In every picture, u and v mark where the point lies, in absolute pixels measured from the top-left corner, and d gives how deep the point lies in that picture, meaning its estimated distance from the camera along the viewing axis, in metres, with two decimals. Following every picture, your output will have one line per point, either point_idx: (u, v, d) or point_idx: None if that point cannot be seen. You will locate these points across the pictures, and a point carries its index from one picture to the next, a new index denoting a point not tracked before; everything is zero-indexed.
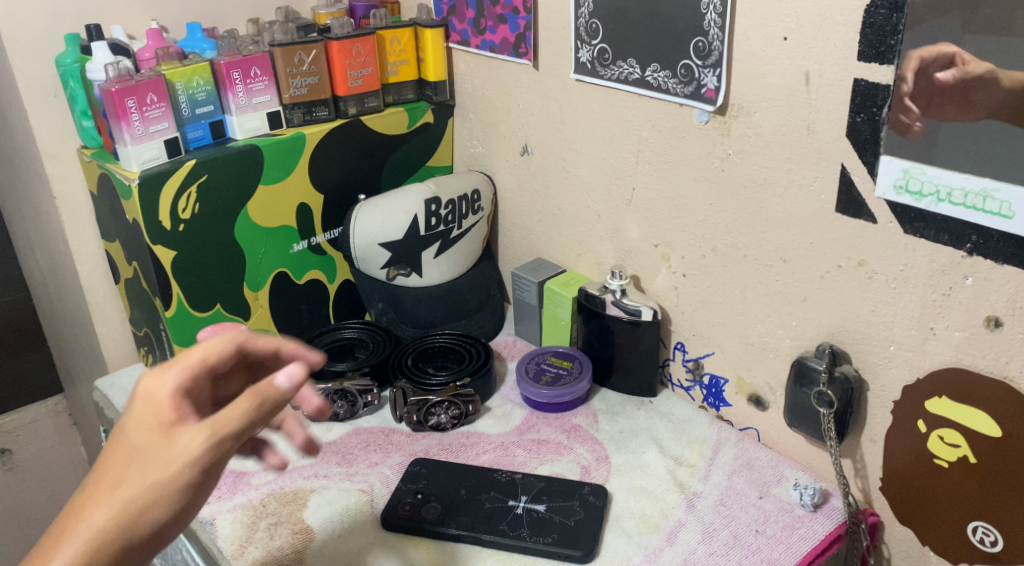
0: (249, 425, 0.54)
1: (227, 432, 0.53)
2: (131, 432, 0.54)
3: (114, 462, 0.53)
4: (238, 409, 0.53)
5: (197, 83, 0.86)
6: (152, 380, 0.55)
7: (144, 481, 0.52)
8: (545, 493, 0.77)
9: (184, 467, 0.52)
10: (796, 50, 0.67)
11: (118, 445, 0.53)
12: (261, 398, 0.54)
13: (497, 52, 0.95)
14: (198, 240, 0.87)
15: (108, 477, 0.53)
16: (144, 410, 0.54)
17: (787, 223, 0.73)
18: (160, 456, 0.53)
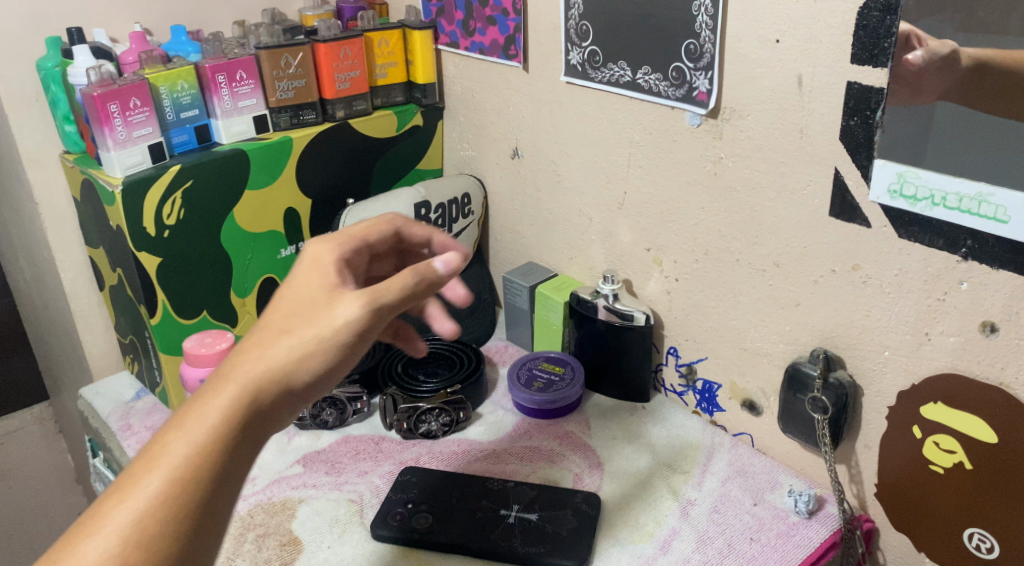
0: (408, 296, 0.57)
1: (389, 301, 0.56)
2: (300, 288, 0.57)
3: (280, 311, 0.56)
4: (398, 279, 0.57)
5: (181, 87, 0.84)
6: (319, 251, 0.60)
7: (311, 329, 0.55)
8: (538, 502, 0.76)
9: (345, 320, 0.55)
10: (788, 53, 0.66)
11: (283, 300, 0.57)
12: (421, 274, 0.57)
13: (486, 54, 0.94)
14: (183, 246, 0.86)
15: (271, 326, 0.55)
16: (310, 275, 0.58)
17: (780, 227, 0.72)
18: (318, 315, 0.55)
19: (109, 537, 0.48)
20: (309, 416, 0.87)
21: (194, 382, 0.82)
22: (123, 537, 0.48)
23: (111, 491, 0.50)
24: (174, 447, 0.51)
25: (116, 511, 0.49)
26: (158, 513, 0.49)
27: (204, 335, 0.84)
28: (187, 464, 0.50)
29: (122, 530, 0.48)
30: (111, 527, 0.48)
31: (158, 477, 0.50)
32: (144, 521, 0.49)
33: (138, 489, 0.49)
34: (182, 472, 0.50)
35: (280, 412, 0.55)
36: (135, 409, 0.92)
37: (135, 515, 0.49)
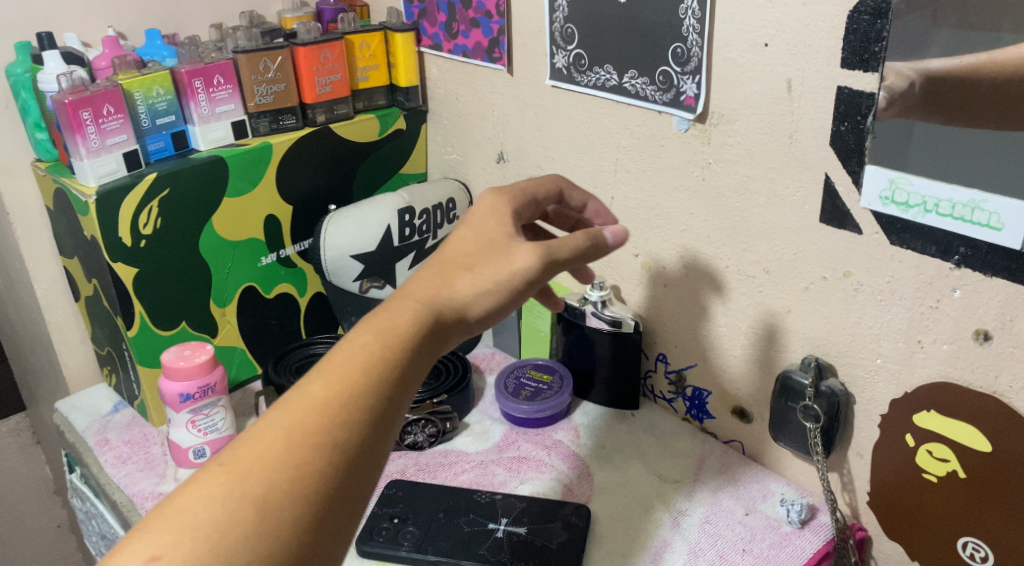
0: (580, 253, 0.58)
1: (562, 254, 0.57)
2: (480, 229, 0.58)
3: (462, 248, 0.57)
4: (573, 238, 0.58)
5: (157, 93, 0.82)
6: (493, 199, 0.61)
7: (492, 267, 0.55)
8: (526, 515, 0.74)
9: (526, 260, 0.55)
10: (777, 57, 0.65)
11: (463, 239, 0.57)
12: (592, 236, 0.59)
13: (470, 57, 0.92)
14: (161, 256, 0.84)
15: (451, 261, 0.56)
16: (483, 217, 0.59)
17: (769, 233, 0.71)
18: (499, 257, 0.56)
19: (311, 411, 0.46)
20: None
21: (172, 395, 0.80)
22: (323, 411, 0.46)
23: (313, 374, 0.48)
24: (369, 342, 0.49)
25: (319, 396, 0.47)
26: (358, 403, 0.47)
27: (183, 347, 0.82)
28: (384, 362, 0.49)
29: (324, 415, 0.46)
30: (315, 410, 0.46)
31: (360, 370, 0.48)
32: (344, 410, 0.47)
33: (340, 379, 0.48)
34: (385, 369, 0.49)
35: (452, 343, 0.54)
36: (113, 423, 0.90)
37: (340, 404, 0.47)
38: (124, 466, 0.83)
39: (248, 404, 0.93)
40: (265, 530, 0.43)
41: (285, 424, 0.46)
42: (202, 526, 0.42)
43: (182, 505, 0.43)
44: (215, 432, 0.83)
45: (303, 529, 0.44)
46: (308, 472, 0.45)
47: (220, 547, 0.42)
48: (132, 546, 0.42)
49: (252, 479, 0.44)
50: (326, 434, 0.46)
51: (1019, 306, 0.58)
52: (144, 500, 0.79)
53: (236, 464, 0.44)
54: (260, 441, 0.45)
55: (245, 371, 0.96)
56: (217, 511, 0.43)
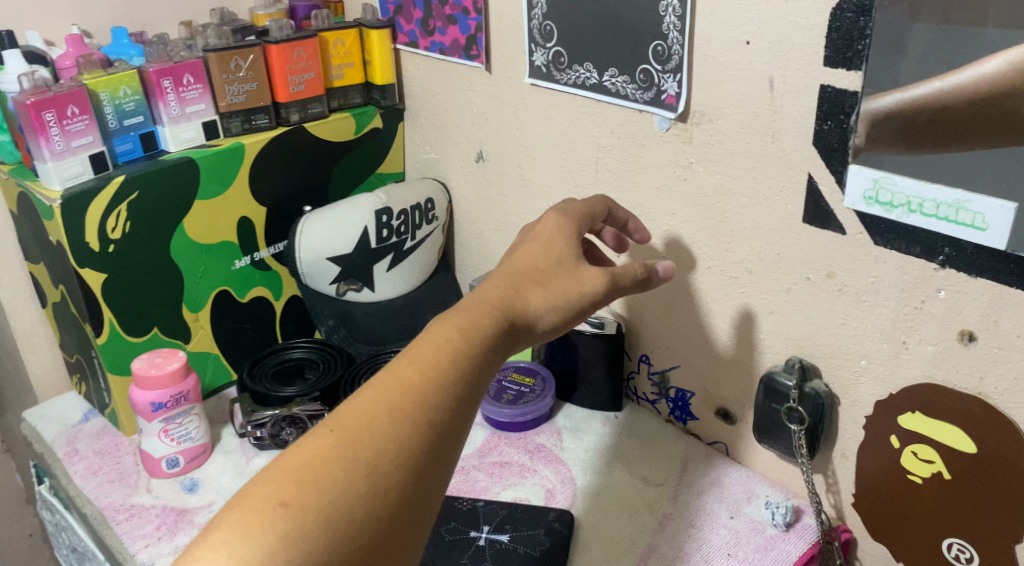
0: (636, 283, 0.61)
1: (624, 280, 0.60)
2: (552, 241, 0.60)
3: (535, 258, 0.59)
4: (634, 266, 0.61)
5: (124, 93, 0.80)
6: (558, 215, 0.64)
7: (564, 282, 0.58)
8: (509, 522, 0.74)
9: (594, 280, 0.58)
10: (759, 55, 0.64)
11: (536, 249, 0.60)
12: (649, 268, 0.63)
13: (447, 55, 0.90)
14: (131, 261, 0.82)
15: (525, 271, 0.58)
16: (553, 232, 0.62)
17: (752, 234, 0.70)
18: (569, 276, 0.58)
19: (402, 389, 0.48)
20: (269, 437, 0.84)
21: (144, 404, 0.77)
22: (414, 390, 0.48)
23: (401, 358, 0.50)
24: (454, 333, 0.51)
25: (416, 376, 0.48)
26: (452, 387, 0.49)
27: (154, 354, 0.80)
28: (472, 353, 0.51)
29: (424, 393, 0.48)
30: (414, 389, 0.48)
31: (452, 358, 0.50)
32: (441, 391, 0.48)
33: (435, 362, 0.49)
34: (473, 358, 0.51)
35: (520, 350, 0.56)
36: (83, 432, 0.87)
37: (436, 385, 0.48)
38: (94, 477, 0.81)
39: (224, 411, 0.91)
40: (379, 494, 0.44)
41: (389, 397, 0.47)
42: (322, 483, 0.43)
43: (299, 462, 0.44)
44: (189, 441, 0.81)
45: (407, 498, 0.45)
46: (413, 445, 0.46)
47: (340, 501, 0.43)
48: (252, 500, 0.43)
49: (363, 445, 0.45)
50: (427, 411, 0.47)
51: (1004, 307, 0.57)
52: (115, 512, 0.77)
53: (346, 429, 0.46)
54: (366, 411, 0.46)
55: (220, 377, 0.94)
56: (334, 469, 0.44)
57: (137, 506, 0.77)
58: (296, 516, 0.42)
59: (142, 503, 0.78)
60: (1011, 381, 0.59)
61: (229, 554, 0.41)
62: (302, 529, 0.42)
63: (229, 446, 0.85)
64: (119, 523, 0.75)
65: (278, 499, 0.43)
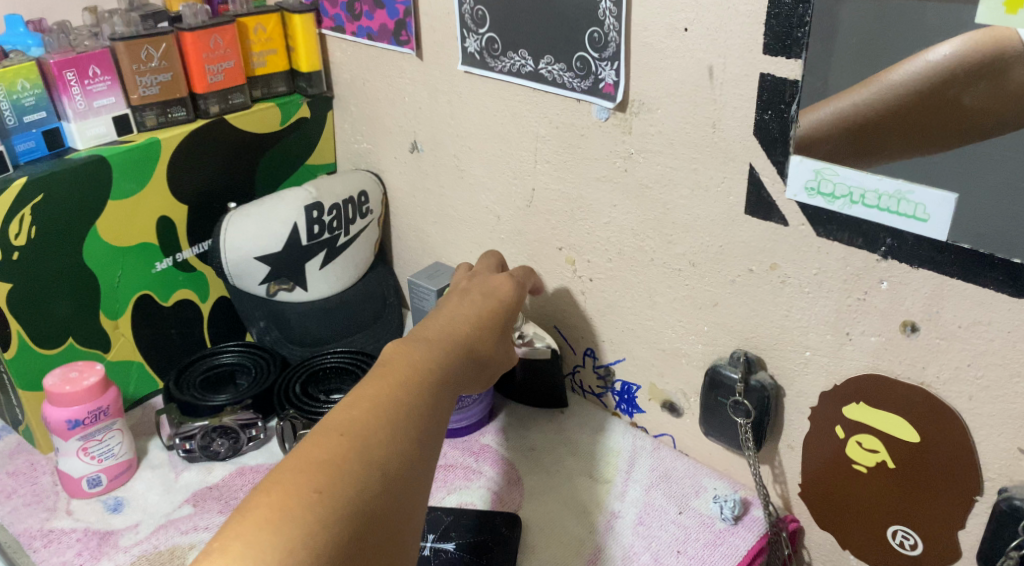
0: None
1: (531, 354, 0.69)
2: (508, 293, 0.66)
3: (488, 305, 0.64)
4: None
5: (22, 87, 0.74)
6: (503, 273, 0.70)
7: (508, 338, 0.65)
8: (454, 529, 0.71)
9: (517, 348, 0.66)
10: (697, 42, 0.62)
11: (487, 296, 0.65)
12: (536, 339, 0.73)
13: (375, 40, 0.86)
14: (38, 268, 0.76)
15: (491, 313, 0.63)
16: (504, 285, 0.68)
17: (694, 226, 0.68)
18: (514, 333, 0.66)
19: (398, 397, 0.51)
20: (199, 449, 0.80)
21: (58, 423, 0.72)
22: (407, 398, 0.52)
23: (384, 372, 0.53)
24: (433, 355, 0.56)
25: (408, 392, 0.52)
26: (435, 406, 0.53)
27: (69, 368, 0.75)
28: (447, 382, 0.55)
29: (413, 401, 0.52)
30: (406, 403, 0.51)
31: (434, 382, 0.54)
32: (428, 410, 0.52)
33: (421, 383, 0.53)
34: (445, 386, 0.55)
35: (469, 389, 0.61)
36: None
37: (423, 402, 0.52)
38: (8, 501, 0.76)
39: (149, 422, 0.86)
40: (387, 494, 0.47)
41: (387, 408, 0.50)
42: (344, 477, 0.46)
43: (318, 460, 0.46)
44: (111, 458, 0.76)
45: (404, 501, 0.49)
46: (408, 455, 0.50)
47: (360, 496, 0.46)
48: (282, 490, 0.44)
49: (372, 450, 0.48)
50: (417, 424, 0.51)
51: (947, 297, 0.57)
52: (31, 539, 0.72)
53: (356, 434, 0.48)
54: (370, 417, 0.49)
55: (144, 386, 0.89)
56: (352, 469, 0.46)
57: (56, 530, 0.72)
58: (327, 503, 0.45)
59: (62, 528, 0.73)
60: (952, 370, 0.59)
61: (269, 536, 0.43)
62: (335, 518, 0.44)
63: (157, 460, 0.81)
64: (37, 551, 0.71)
65: (307, 487, 0.45)
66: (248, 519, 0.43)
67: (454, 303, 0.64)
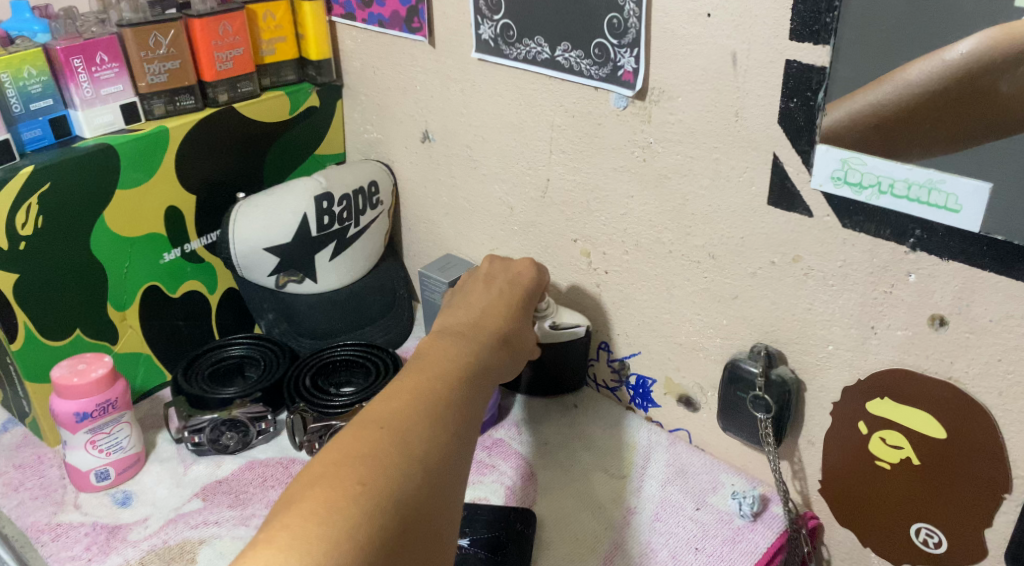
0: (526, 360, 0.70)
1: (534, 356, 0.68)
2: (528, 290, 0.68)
3: (494, 303, 0.64)
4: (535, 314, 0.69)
5: (28, 74, 0.73)
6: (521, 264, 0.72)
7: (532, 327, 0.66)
8: (468, 524, 0.70)
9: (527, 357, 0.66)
10: (721, 28, 0.60)
11: (496, 295, 0.66)
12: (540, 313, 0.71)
13: (387, 28, 0.85)
14: (45, 257, 0.75)
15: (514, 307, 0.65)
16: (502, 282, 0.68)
17: (714, 217, 0.67)
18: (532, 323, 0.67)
19: (435, 388, 0.51)
20: (208, 442, 0.78)
21: (66, 416, 0.71)
22: (444, 390, 0.52)
23: (417, 368, 0.53)
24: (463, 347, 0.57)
25: (445, 386, 0.52)
26: (470, 397, 0.53)
27: (77, 360, 0.74)
28: (481, 372, 0.55)
29: (451, 394, 0.52)
30: (444, 398, 0.51)
31: (470, 371, 0.54)
32: (463, 402, 0.52)
33: (457, 375, 0.53)
34: (480, 376, 0.55)
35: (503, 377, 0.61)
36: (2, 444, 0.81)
37: (459, 395, 0.52)
38: (16, 495, 0.75)
39: (157, 415, 0.85)
40: (430, 486, 0.46)
41: (426, 401, 0.50)
42: (387, 470, 0.45)
43: (360, 450, 0.46)
44: (119, 451, 0.75)
45: (446, 493, 0.48)
46: (448, 446, 0.49)
47: (404, 487, 0.45)
48: (326, 483, 0.43)
49: (413, 441, 0.47)
50: (457, 418, 0.51)
51: (977, 290, 0.55)
52: (39, 533, 0.71)
53: (396, 426, 0.47)
54: (409, 410, 0.49)
55: (152, 379, 0.88)
56: (396, 460, 0.46)
57: (65, 524, 0.71)
58: (372, 495, 0.44)
59: (70, 521, 0.72)
60: (981, 365, 0.57)
61: (316, 527, 0.41)
62: (380, 509, 0.43)
63: (165, 453, 0.80)
64: (45, 545, 0.70)
65: (351, 481, 0.44)
66: (293, 510, 0.42)
67: (480, 297, 0.65)
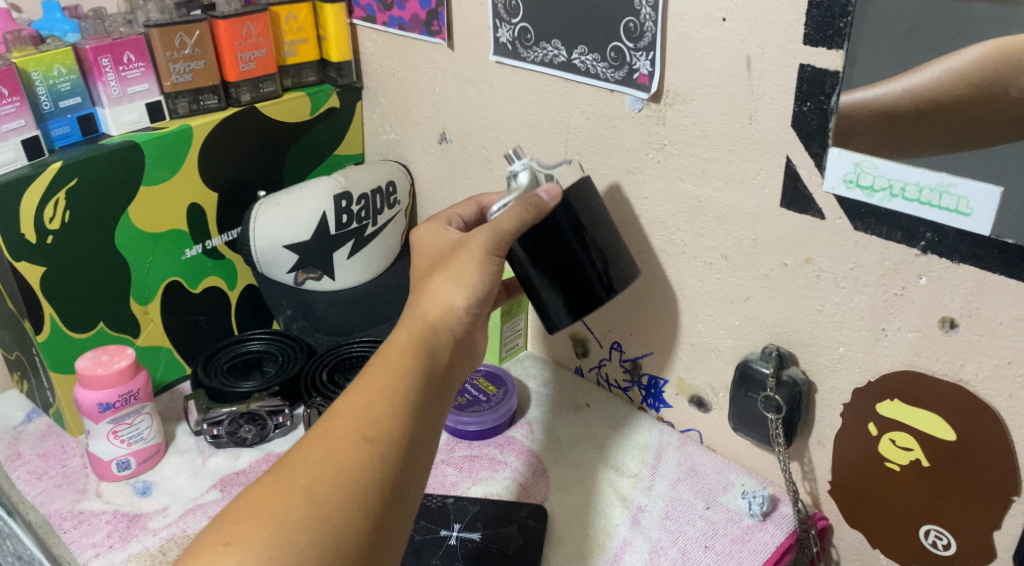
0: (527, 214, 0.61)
1: (487, 243, 0.59)
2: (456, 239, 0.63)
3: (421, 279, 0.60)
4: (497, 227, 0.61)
5: (58, 72, 0.75)
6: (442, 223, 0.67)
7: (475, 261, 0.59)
8: (481, 519, 0.71)
9: (475, 286, 0.58)
10: (736, 33, 0.61)
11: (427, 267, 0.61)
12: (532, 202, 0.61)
13: (407, 31, 0.86)
14: (71, 251, 0.77)
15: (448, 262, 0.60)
16: (427, 257, 0.64)
17: (727, 218, 0.68)
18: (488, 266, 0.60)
19: (334, 414, 0.51)
20: (226, 434, 0.80)
21: (90, 405, 0.73)
22: (344, 412, 0.51)
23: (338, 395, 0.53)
24: (383, 350, 0.55)
25: (342, 410, 0.51)
26: (376, 405, 0.51)
27: (100, 352, 0.76)
28: (394, 370, 0.53)
29: (350, 413, 0.51)
30: (339, 419, 0.51)
31: (377, 375, 0.52)
32: (366, 414, 0.51)
33: (358, 391, 0.52)
34: (392, 374, 0.53)
35: (455, 346, 0.57)
36: (26, 433, 0.83)
37: (359, 409, 0.51)
38: (39, 482, 0.76)
39: (177, 408, 0.87)
40: (312, 523, 0.47)
41: (314, 438, 0.50)
42: (273, 505, 0.47)
43: (241, 508, 0.48)
44: (140, 442, 0.76)
45: (340, 519, 0.47)
46: (338, 471, 0.48)
47: (275, 534, 0.46)
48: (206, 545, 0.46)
49: (294, 484, 0.48)
50: (352, 437, 0.50)
51: (988, 293, 0.56)
52: (62, 520, 0.72)
53: (281, 474, 0.49)
54: (297, 452, 0.50)
55: (172, 372, 0.89)
56: (270, 509, 0.47)
57: (86, 512, 0.73)
58: (237, 551, 0.45)
59: (92, 509, 0.73)
60: (991, 368, 0.58)
61: None
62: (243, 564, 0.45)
63: (185, 445, 0.81)
64: (68, 531, 0.71)
65: (236, 525, 0.47)
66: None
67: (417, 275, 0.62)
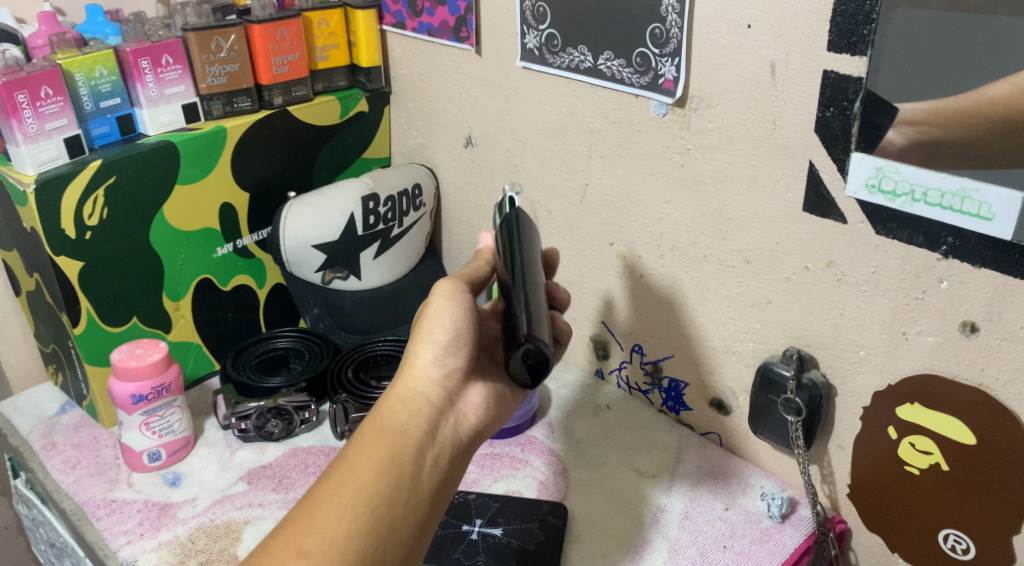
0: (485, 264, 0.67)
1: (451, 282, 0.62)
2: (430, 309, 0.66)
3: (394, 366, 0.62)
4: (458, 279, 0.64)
5: (100, 74, 0.77)
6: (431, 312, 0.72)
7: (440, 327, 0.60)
8: (501, 515, 0.73)
9: (442, 339, 0.60)
10: (761, 39, 0.62)
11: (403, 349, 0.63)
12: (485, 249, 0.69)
13: (435, 36, 0.88)
14: (108, 247, 0.79)
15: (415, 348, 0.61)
16: None
17: (749, 222, 0.69)
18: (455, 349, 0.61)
19: (284, 527, 0.52)
20: (254, 428, 0.82)
21: (124, 397, 0.75)
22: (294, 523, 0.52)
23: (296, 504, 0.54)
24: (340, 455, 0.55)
25: (291, 523, 0.52)
26: (323, 517, 0.52)
27: (134, 345, 0.78)
28: (344, 476, 0.53)
29: (298, 525, 0.51)
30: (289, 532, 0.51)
31: (330, 483, 0.53)
32: (313, 526, 0.51)
33: (310, 502, 0.53)
34: (342, 480, 0.53)
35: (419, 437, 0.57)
36: (61, 424, 0.85)
37: (308, 521, 0.51)
38: (73, 471, 0.78)
39: (206, 402, 0.89)
40: None
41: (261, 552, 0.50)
42: None
43: None
44: (171, 434, 0.78)
45: None
46: None
47: None
48: None
49: None
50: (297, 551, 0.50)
51: (1008, 297, 0.57)
52: (95, 507, 0.74)
53: None
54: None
55: (202, 367, 0.91)
56: None
57: (118, 500, 0.75)
58: None
59: (124, 498, 0.75)
60: (1012, 372, 0.58)
61: None
62: None
63: (213, 438, 0.83)
64: (100, 519, 0.73)
65: None
66: None
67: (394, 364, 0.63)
